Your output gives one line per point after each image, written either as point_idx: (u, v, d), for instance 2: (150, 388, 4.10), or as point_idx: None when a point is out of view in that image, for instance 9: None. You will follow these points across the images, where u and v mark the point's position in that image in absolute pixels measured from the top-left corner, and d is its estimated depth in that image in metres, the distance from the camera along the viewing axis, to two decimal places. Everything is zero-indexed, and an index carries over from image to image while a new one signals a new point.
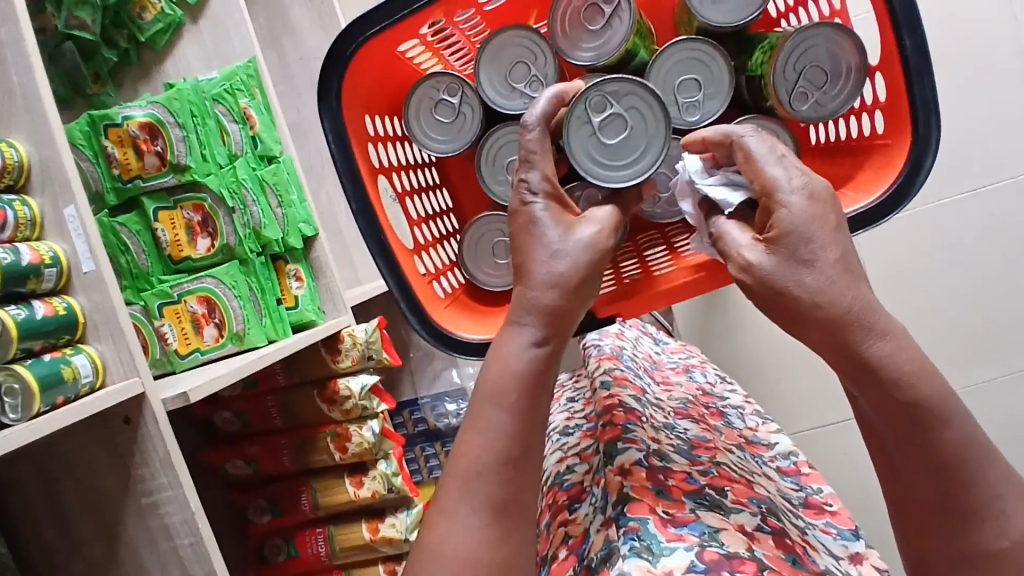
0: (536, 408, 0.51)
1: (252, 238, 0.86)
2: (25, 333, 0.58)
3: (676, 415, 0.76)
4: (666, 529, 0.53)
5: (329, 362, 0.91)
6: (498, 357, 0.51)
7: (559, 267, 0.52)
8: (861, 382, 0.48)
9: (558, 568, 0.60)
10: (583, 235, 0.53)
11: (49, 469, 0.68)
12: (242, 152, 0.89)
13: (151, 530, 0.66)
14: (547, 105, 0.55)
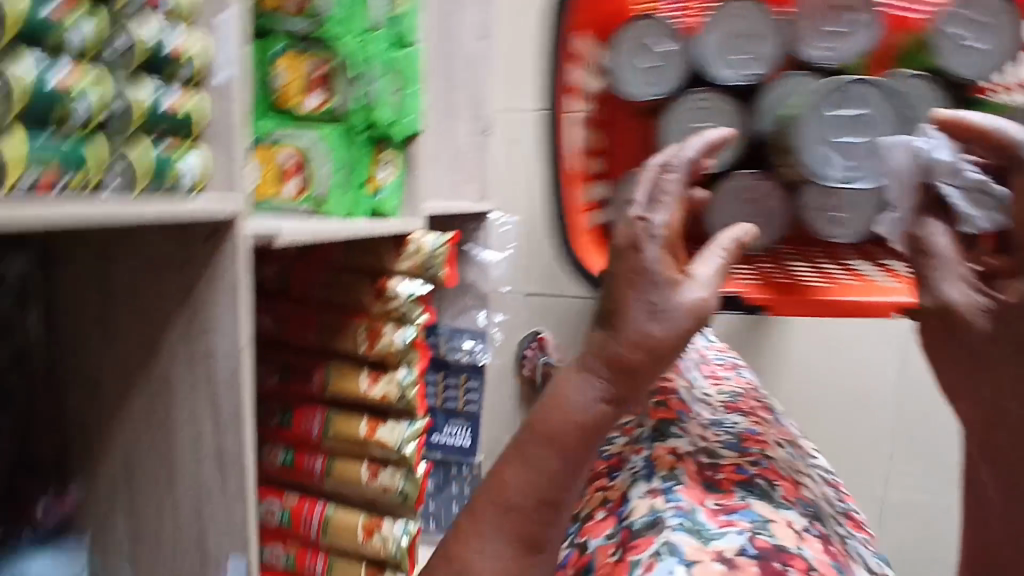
0: (583, 454, 0.60)
1: (363, 113, 0.84)
2: (150, 119, 0.57)
3: (726, 410, 0.91)
4: (715, 517, 0.65)
5: (392, 259, 0.92)
6: (563, 403, 0.61)
7: (652, 328, 0.62)
8: (1005, 473, 0.60)
9: (596, 525, 0.74)
10: (691, 293, 0.64)
11: (107, 259, 0.67)
12: (381, 28, 0.86)
13: (195, 350, 0.65)
14: (695, 152, 0.71)
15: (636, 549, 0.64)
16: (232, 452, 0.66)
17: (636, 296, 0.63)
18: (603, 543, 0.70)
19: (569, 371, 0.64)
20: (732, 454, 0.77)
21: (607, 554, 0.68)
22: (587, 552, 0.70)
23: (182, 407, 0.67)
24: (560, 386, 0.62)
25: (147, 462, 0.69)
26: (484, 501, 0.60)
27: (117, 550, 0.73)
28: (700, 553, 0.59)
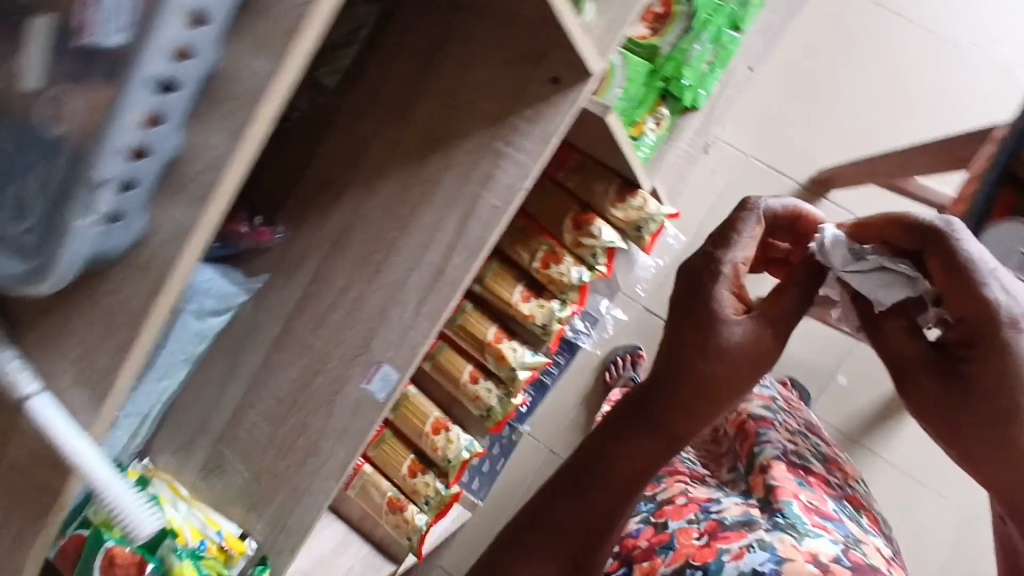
0: (631, 484, 0.58)
1: (670, 66, 0.84)
2: None
3: (805, 434, 0.99)
4: (809, 515, 0.73)
5: (607, 202, 0.91)
6: (615, 439, 0.59)
7: (705, 368, 0.56)
8: None
9: (676, 510, 0.80)
10: (738, 324, 0.56)
11: (440, 52, 0.68)
12: (729, 4, 0.86)
13: (476, 168, 0.67)
14: (779, 207, 0.64)
15: (726, 540, 0.70)
16: (452, 275, 0.67)
17: (678, 342, 0.58)
18: (683, 526, 0.76)
19: (616, 413, 0.60)
20: (814, 468, 0.86)
21: (689, 535, 0.74)
22: (667, 531, 0.76)
23: (429, 212, 0.68)
24: (612, 420, 0.60)
25: (362, 242, 0.70)
26: (530, 522, 0.60)
27: (280, 304, 0.71)
28: (793, 553, 0.66)
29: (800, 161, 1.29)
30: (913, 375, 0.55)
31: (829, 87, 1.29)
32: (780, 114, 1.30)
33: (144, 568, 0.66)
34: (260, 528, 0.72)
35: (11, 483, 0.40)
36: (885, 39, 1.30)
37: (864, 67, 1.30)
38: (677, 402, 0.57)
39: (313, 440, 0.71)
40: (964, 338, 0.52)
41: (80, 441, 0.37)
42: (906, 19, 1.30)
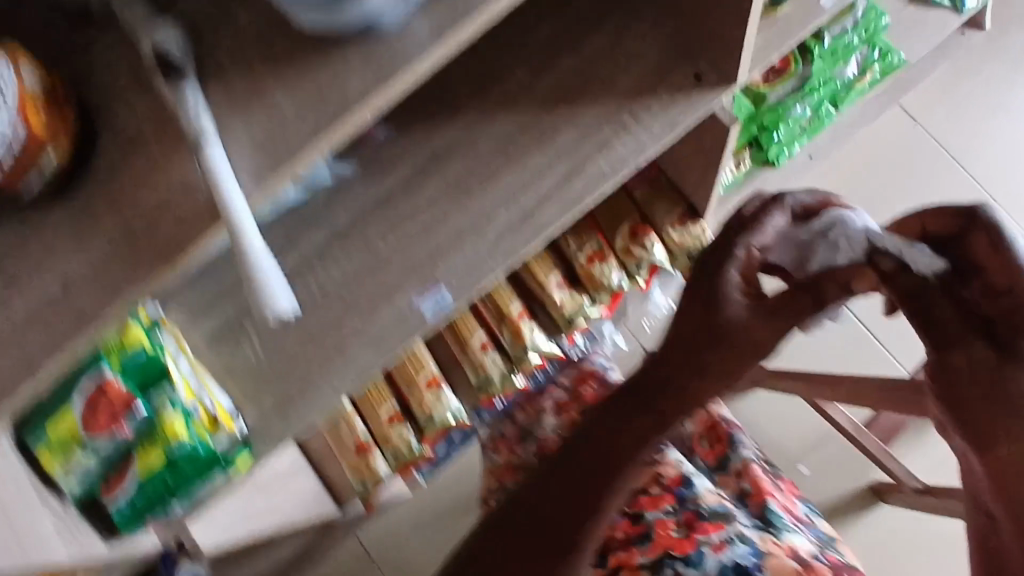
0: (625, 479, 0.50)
1: (768, 117, 0.89)
2: None
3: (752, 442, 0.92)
4: (789, 514, 0.74)
5: (667, 222, 0.94)
6: (607, 427, 0.51)
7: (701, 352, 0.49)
8: None
9: (650, 500, 0.75)
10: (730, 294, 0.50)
11: (597, 13, 0.69)
12: (837, 82, 0.91)
13: (597, 130, 0.67)
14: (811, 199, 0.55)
15: (704, 531, 0.68)
16: (539, 221, 0.68)
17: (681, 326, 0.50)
18: (661, 517, 0.72)
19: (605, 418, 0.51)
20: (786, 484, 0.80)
21: (667, 526, 0.71)
22: (642, 521, 0.72)
23: (538, 157, 0.68)
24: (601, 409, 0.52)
25: (460, 164, 0.69)
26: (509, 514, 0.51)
27: (359, 198, 0.70)
28: (773, 548, 0.65)
29: None
30: (965, 341, 0.42)
31: (909, 189, 1.26)
32: (856, 196, 1.25)
33: (132, 409, 0.61)
34: (256, 410, 0.69)
35: (131, 228, 0.37)
36: (974, 162, 1.28)
37: (947, 180, 1.27)
38: (680, 390, 0.49)
39: (344, 338, 0.69)
40: (1012, 314, 0.43)
41: (239, 202, 0.36)
42: (983, 186, 1.27)
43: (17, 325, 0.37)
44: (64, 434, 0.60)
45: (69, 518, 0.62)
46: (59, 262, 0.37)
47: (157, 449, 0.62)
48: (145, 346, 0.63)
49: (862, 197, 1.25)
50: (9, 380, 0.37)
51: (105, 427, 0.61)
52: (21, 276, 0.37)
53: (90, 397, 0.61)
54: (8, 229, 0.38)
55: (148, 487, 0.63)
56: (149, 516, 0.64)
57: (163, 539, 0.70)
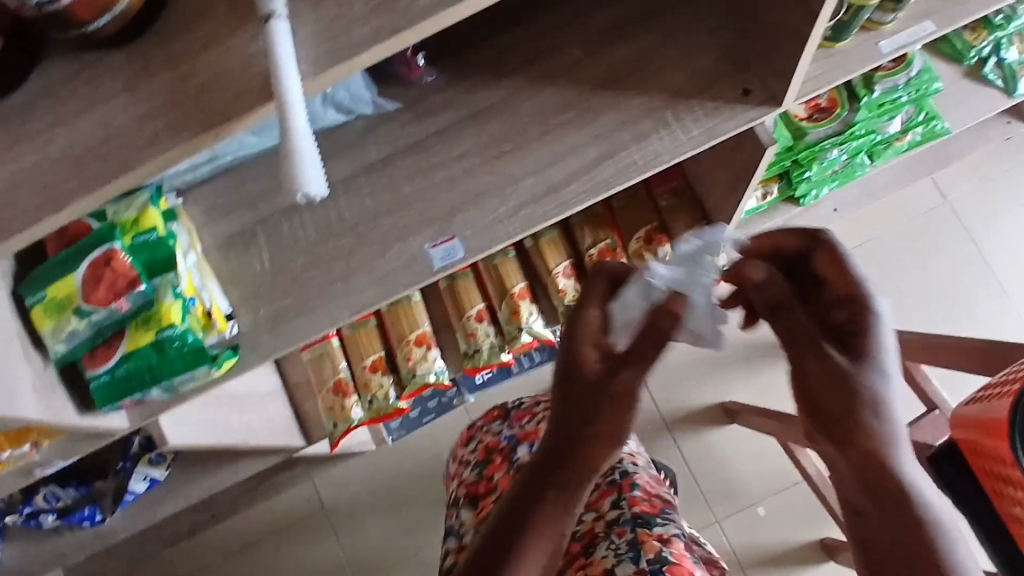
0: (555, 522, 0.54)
1: (806, 154, 0.89)
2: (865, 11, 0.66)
3: None
4: None
5: (684, 235, 0.95)
6: (533, 497, 0.54)
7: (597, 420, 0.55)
8: None
9: None
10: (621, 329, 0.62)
11: (660, 12, 0.70)
12: (876, 135, 0.93)
13: (637, 123, 0.68)
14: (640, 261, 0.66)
15: None
16: (562, 197, 0.68)
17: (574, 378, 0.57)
18: None
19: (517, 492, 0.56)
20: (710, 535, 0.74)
21: None
22: None
23: (574, 135, 0.69)
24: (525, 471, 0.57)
25: (498, 127, 0.70)
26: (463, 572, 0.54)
27: (393, 137, 0.71)
28: None
29: None
30: (814, 345, 0.50)
31: (920, 263, 1.27)
32: (866, 258, 1.26)
33: (134, 287, 0.62)
34: (250, 318, 0.70)
35: (180, 88, 0.38)
36: (993, 251, 1.27)
37: (961, 261, 1.27)
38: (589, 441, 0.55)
39: (349, 269, 0.70)
40: (846, 317, 0.52)
41: (291, 82, 0.36)
42: (997, 277, 1.26)
43: (52, 159, 0.38)
44: (61, 296, 0.61)
45: (46, 380, 0.63)
46: (107, 107, 0.38)
47: (149, 330, 0.63)
48: (158, 229, 0.65)
49: (871, 259, 1.26)
50: (35, 208, 0.38)
51: (103, 299, 0.62)
52: (69, 112, 0.38)
53: (94, 266, 0.62)
54: (64, 68, 0.39)
55: (132, 365, 0.63)
56: (125, 396, 0.64)
57: (134, 425, 0.70)
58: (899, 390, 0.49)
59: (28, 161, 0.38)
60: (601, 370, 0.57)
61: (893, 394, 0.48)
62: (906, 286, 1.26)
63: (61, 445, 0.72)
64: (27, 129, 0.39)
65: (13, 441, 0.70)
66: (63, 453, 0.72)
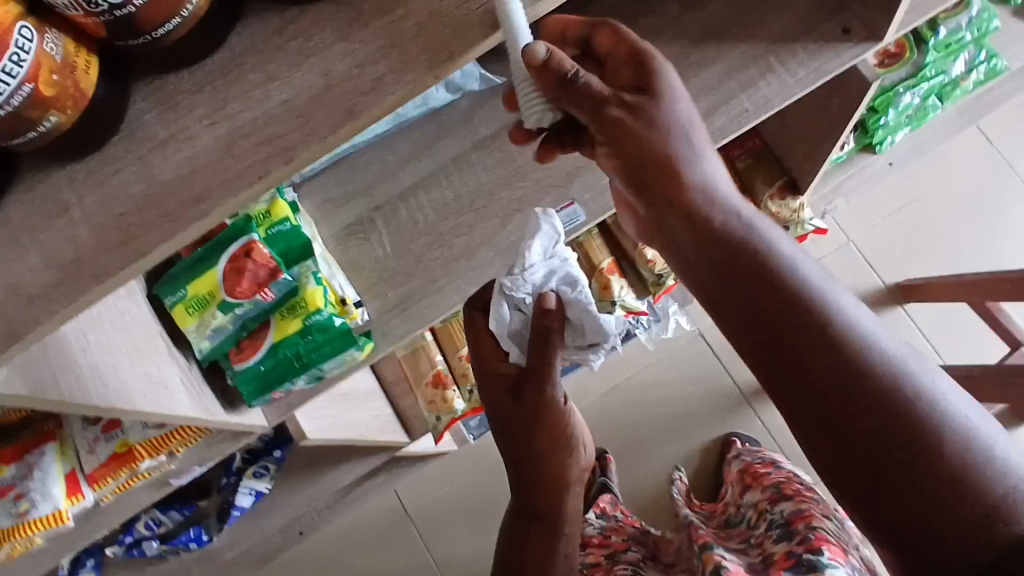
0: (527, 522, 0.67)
1: (880, 101, 0.91)
2: None
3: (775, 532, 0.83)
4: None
5: (766, 194, 0.94)
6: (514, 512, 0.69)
7: (502, 430, 0.67)
8: None
9: None
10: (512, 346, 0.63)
11: None
12: (943, 77, 0.94)
13: (742, 72, 0.70)
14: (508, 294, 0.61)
15: None
16: None
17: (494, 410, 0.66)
18: None
19: (509, 535, 0.67)
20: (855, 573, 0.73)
21: None
22: None
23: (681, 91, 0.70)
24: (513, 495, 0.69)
25: None
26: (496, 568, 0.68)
27: (501, 111, 0.72)
28: None
29: (926, 256, 1.26)
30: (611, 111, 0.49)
31: (976, 212, 1.27)
32: (925, 208, 1.27)
33: (276, 276, 0.62)
34: (378, 303, 0.69)
35: (397, 33, 0.39)
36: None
37: (1014, 198, 1.27)
38: (507, 443, 0.66)
39: (473, 243, 0.70)
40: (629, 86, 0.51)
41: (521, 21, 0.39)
42: None
43: (273, 112, 0.39)
44: (204, 293, 0.62)
45: (193, 378, 0.63)
46: (324, 58, 0.39)
47: (295, 317, 0.64)
48: (290, 219, 0.65)
49: (928, 206, 1.27)
50: (263, 162, 0.39)
51: (248, 291, 0.61)
52: (285, 68, 0.39)
53: (234, 260, 0.62)
54: (272, 24, 0.40)
55: (279, 355, 0.64)
56: (275, 387, 0.64)
57: (271, 423, 0.70)
58: (698, 138, 0.52)
59: (247, 116, 0.39)
60: (511, 402, 0.64)
61: (688, 140, 0.52)
62: (966, 228, 1.27)
63: (197, 450, 0.71)
64: (241, 86, 0.39)
65: (153, 451, 0.68)
66: (201, 458, 0.71)
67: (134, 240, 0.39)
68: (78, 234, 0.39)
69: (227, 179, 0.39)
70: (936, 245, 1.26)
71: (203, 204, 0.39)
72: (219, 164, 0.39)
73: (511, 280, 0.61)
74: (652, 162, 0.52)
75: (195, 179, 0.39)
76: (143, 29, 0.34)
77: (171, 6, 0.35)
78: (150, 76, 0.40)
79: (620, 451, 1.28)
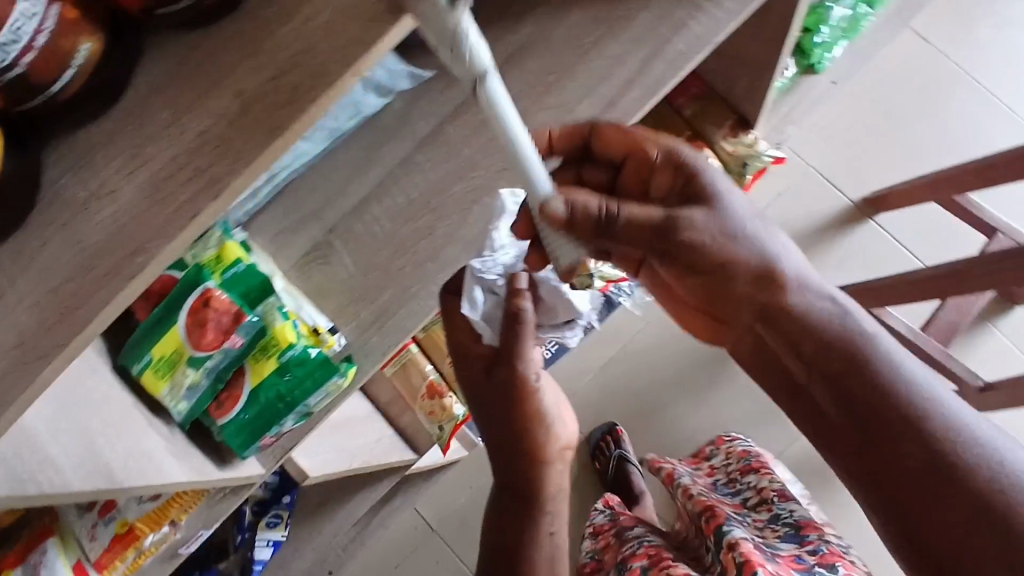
0: (512, 501, 0.69)
1: (811, 19, 0.90)
2: None
3: (776, 537, 0.88)
4: None
5: (719, 134, 0.93)
6: (496, 497, 0.71)
7: (478, 407, 0.70)
8: None
9: None
10: (484, 324, 0.68)
11: None
12: None
13: (670, 15, 0.68)
14: (480, 276, 0.65)
15: None
16: (622, 108, 0.68)
17: (469, 387, 0.70)
18: None
19: (495, 514, 0.70)
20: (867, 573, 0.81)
21: None
22: None
23: (614, 46, 0.68)
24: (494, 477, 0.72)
25: (538, 61, 0.69)
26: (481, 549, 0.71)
27: (437, 105, 0.70)
28: None
29: (887, 166, 1.26)
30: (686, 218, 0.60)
31: (928, 111, 1.27)
32: (877, 118, 1.27)
33: (241, 320, 0.59)
34: (353, 325, 0.67)
35: (305, 36, 0.37)
36: (992, 77, 1.28)
37: (959, 92, 1.27)
38: (484, 420, 0.70)
39: (438, 244, 0.68)
40: (681, 193, 0.62)
41: (517, 127, 0.46)
42: (997, 96, 1.27)
43: (193, 144, 0.37)
44: (170, 353, 0.59)
45: (178, 443, 0.61)
46: (234, 78, 0.37)
47: (270, 357, 0.61)
48: (243, 259, 0.63)
49: (880, 117, 1.27)
50: (193, 199, 0.37)
51: (215, 341, 0.59)
52: (197, 96, 0.37)
53: (194, 312, 0.59)
54: (175, 55, 0.38)
55: (261, 400, 0.61)
56: (264, 433, 0.62)
57: (269, 468, 0.67)
58: (766, 233, 0.63)
59: (168, 155, 0.37)
60: (483, 378, 0.69)
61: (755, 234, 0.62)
62: (920, 130, 1.27)
63: (201, 513, 0.69)
64: (156, 126, 0.37)
65: (154, 524, 0.65)
66: (206, 520, 0.68)
67: (76, 311, 0.37)
68: (14, 319, 0.37)
69: (161, 224, 0.37)
70: (894, 152, 1.26)
71: (141, 256, 0.37)
72: (150, 210, 0.37)
73: (480, 263, 0.65)
74: (715, 261, 0.62)
75: (127, 233, 0.37)
76: (38, 83, 0.33)
77: (61, 54, 0.33)
78: (55, 134, 0.37)
79: (629, 420, 1.28)
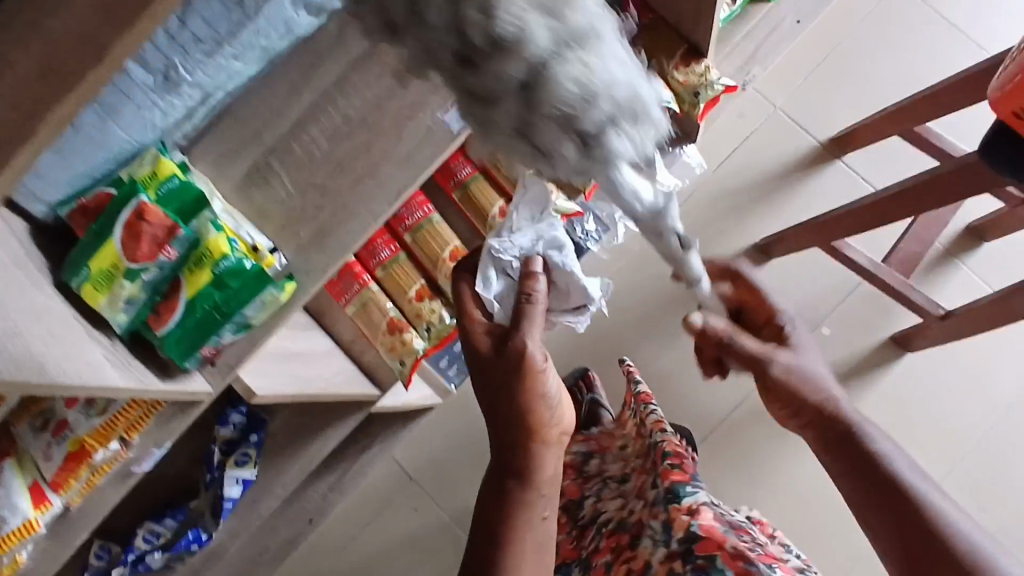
0: (509, 484, 0.69)
1: None
2: None
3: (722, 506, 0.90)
4: (734, 566, 0.77)
5: (670, 64, 0.93)
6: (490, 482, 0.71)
7: (480, 387, 0.70)
8: None
9: None
10: (497, 302, 0.78)
11: None
12: None
13: None
14: (497, 256, 0.80)
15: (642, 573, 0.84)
16: None
17: (477, 362, 0.70)
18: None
19: (488, 490, 0.70)
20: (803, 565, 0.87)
21: None
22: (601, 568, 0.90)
23: None
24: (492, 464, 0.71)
25: None
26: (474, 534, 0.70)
27: None
28: None
29: (852, 104, 1.26)
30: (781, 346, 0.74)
31: (893, 48, 1.26)
32: (841, 57, 1.27)
33: (175, 232, 0.62)
34: (293, 245, 0.68)
35: None
36: (957, 11, 1.27)
37: (924, 27, 1.27)
38: (491, 404, 0.69)
39: (374, 162, 0.69)
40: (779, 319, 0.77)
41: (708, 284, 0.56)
42: (962, 30, 1.26)
43: None
44: (107, 267, 0.60)
45: (119, 354, 0.62)
46: None
47: (205, 269, 0.63)
48: (178, 175, 0.64)
49: (844, 55, 1.26)
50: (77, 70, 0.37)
51: (149, 253, 0.61)
52: None
53: (128, 226, 0.61)
54: None
55: (198, 310, 0.63)
56: (204, 343, 0.65)
57: (218, 387, 0.69)
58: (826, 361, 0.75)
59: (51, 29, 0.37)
60: (490, 354, 0.69)
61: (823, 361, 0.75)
62: (885, 68, 1.26)
63: (153, 432, 0.69)
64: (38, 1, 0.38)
65: (102, 439, 0.68)
66: (156, 440, 0.69)
67: None
68: None
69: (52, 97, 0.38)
70: (859, 90, 1.26)
71: (30, 128, 0.37)
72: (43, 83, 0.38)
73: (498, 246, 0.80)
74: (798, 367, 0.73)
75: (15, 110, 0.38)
76: None
77: None
78: None
79: (600, 365, 1.29)
